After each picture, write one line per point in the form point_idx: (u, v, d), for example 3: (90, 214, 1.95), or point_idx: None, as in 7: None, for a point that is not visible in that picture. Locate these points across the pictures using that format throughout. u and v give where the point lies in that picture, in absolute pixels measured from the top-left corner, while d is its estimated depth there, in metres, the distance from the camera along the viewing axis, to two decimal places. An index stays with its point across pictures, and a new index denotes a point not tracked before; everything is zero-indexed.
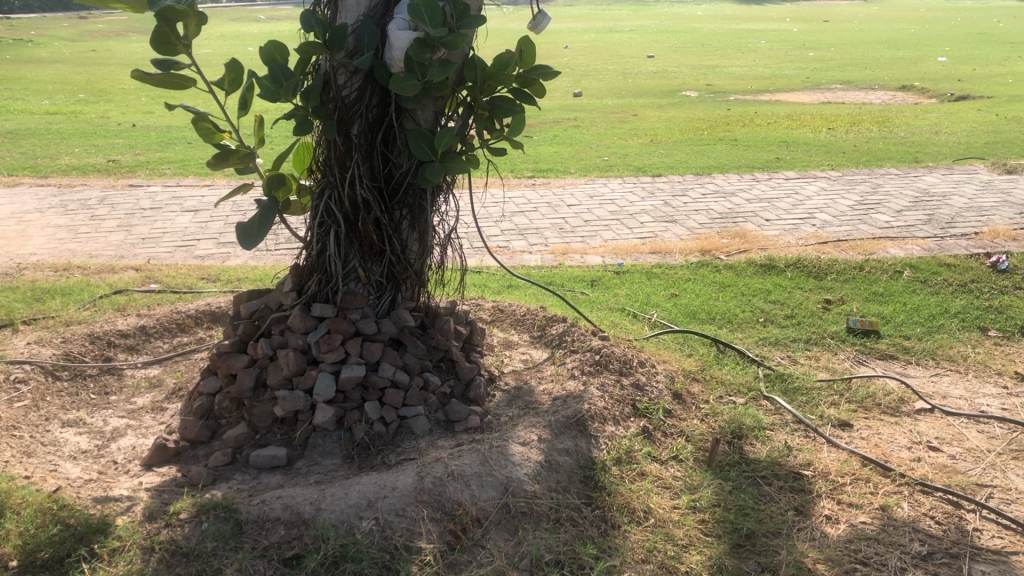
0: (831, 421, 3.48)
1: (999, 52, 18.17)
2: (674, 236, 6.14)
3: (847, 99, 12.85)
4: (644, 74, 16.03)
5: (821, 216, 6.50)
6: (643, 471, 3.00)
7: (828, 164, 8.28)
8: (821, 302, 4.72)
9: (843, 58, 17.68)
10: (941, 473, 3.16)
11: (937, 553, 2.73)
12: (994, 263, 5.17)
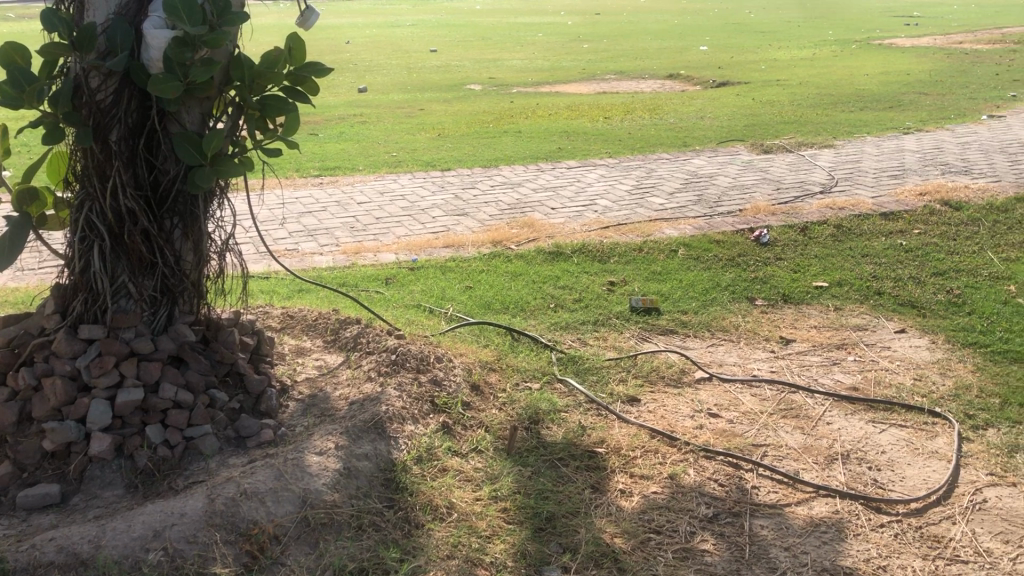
0: (620, 398, 3.63)
1: (752, 40, 19.68)
2: (465, 228, 6.20)
3: (620, 88, 13.47)
4: (428, 68, 16.08)
5: (602, 202, 6.76)
6: (444, 467, 2.99)
7: (607, 152, 8.63)
8: (606, 285, 4.91)
9: (615, 49, 18.52)
10: (722, 438, 3.37)
11: (722, 514, 2.90)
12: (757, 237, 5.58)
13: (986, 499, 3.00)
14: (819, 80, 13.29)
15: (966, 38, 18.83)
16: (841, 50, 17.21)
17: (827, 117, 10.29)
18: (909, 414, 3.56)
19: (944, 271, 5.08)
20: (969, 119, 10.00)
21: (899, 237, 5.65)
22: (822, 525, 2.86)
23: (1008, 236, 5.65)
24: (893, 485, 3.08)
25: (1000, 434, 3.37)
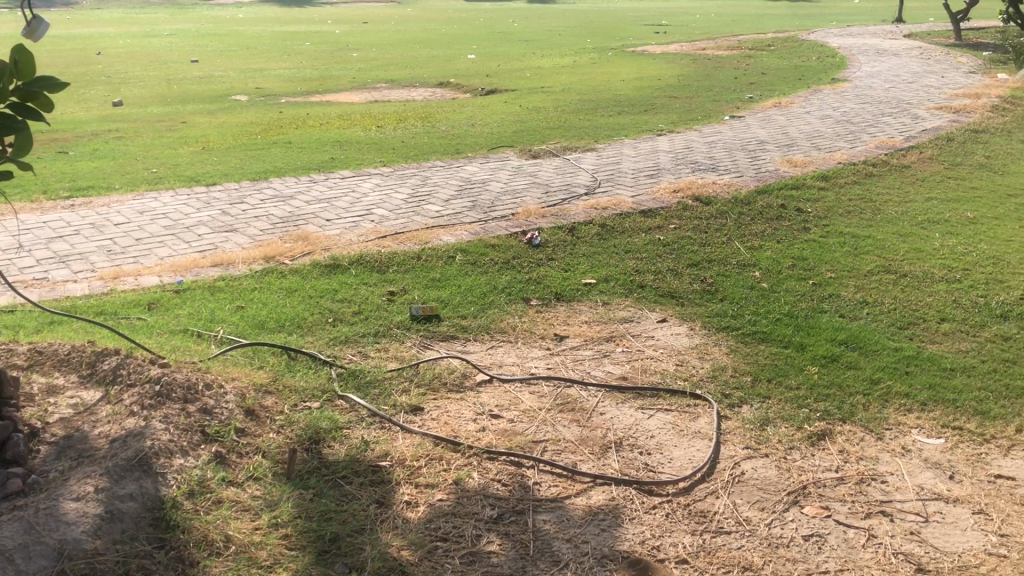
0: (403, 408, 3.61)
1: (517, 48, 20.30)
2: (235, 245, 5.95)
3: (391, 97, 13.47)
4: (190, 79, 15.34)
5: (378, 212, 6.72)
6: (219, 498, 2.85)
7: (380, 161, 8.59)
8: (384, 295, 4.88)
9: (385, 58, 18.51)
10: (504, 438, 3.43)
11: (506, 513, 2.96)
12: (529, 239, 5.76)
13: (743, 470, 3.24)
14: (581, 86, 13.92)
15: (708, 45, 20.38)
16: (599, 57, 18.11)
17: (589, 121, 10.79)
18: (674, 399, 3.78)
19: (699, 262, 5.46)
20: (714, 119, 10.81)
21: (658, 232, 6.01)
22: (600, 513, 2.98)
23: (752, 226, 6.16)
24: (663, 467, 3.27)
25: (753, 409, 3.66)
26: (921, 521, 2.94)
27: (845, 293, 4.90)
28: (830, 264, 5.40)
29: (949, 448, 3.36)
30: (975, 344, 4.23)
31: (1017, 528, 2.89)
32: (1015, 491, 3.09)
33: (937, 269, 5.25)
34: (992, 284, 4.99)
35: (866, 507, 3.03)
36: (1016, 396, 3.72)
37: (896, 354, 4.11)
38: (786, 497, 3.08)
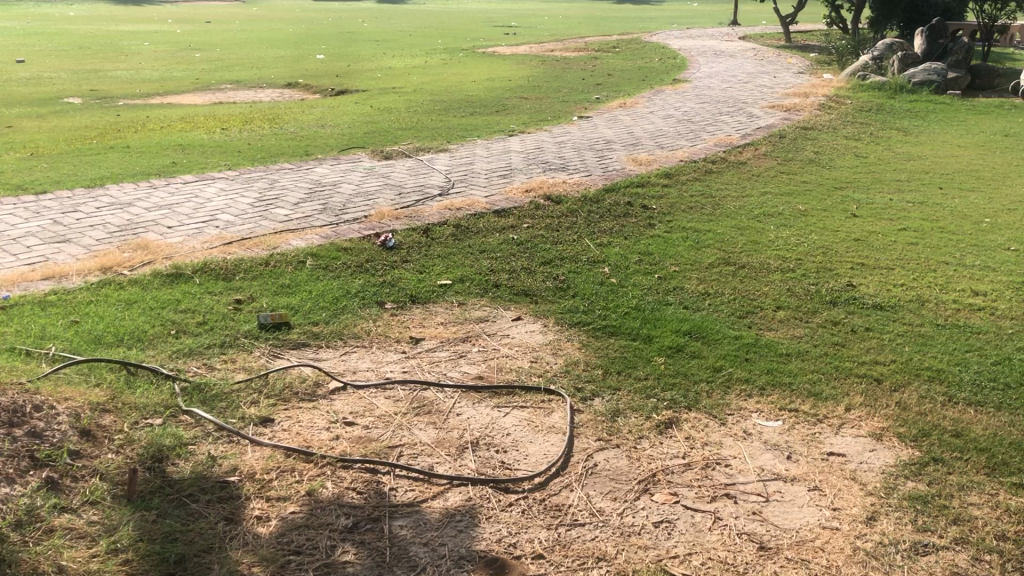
0: (252, 421, 3.50)
1: (367, 48, 20.08)
2: (68, 256, 5.61)
3: (237, 99, 13.05)
4: (14, 81, 14.37)
5: (224, 217, 6.49)
6: (51, 527, 2.68)
7: (225, 165, 8.30)
8: (231, 303, 4.71)
9: (229, 58, 17.91)
10: (358, 445, 3.38)
11: (361, 521, 2.91)
12: (383, 242, 5.70)
13: (596, 462, 3.31)
14: (432, 87, 13.90)
15: (557, 46, 20.76)
16: (450, 58, 18.15)
17: (441, 121, 10.79)
18: (528, 396, 3.82)
19: (551, 259, 5.54)
20: (563, 119, 11.02)
21: (511, 232, 6.07)
22: (456, 514, 2.98)
23: (602, 224, 6.31)
24: (519, 464, 3.29)
25: (604, 402, 3.74)
26: (762, 501, 3.08)
27: (689, 286, 5.09)
28: (674, 258, 5.59)
29: (787, 429, 3.54)
30: (808, 329, 4.48)
31: (848, 500, 3.07)
32: (846, 466, 3.28)
33: (773, 260, 5.53)
34: (822, 272, 5.30)
35: (711, 490, 3.15)
36: (845, 376, 3.95)
37: (737, 343, 4.30)
38: (637, 486, 3.16)
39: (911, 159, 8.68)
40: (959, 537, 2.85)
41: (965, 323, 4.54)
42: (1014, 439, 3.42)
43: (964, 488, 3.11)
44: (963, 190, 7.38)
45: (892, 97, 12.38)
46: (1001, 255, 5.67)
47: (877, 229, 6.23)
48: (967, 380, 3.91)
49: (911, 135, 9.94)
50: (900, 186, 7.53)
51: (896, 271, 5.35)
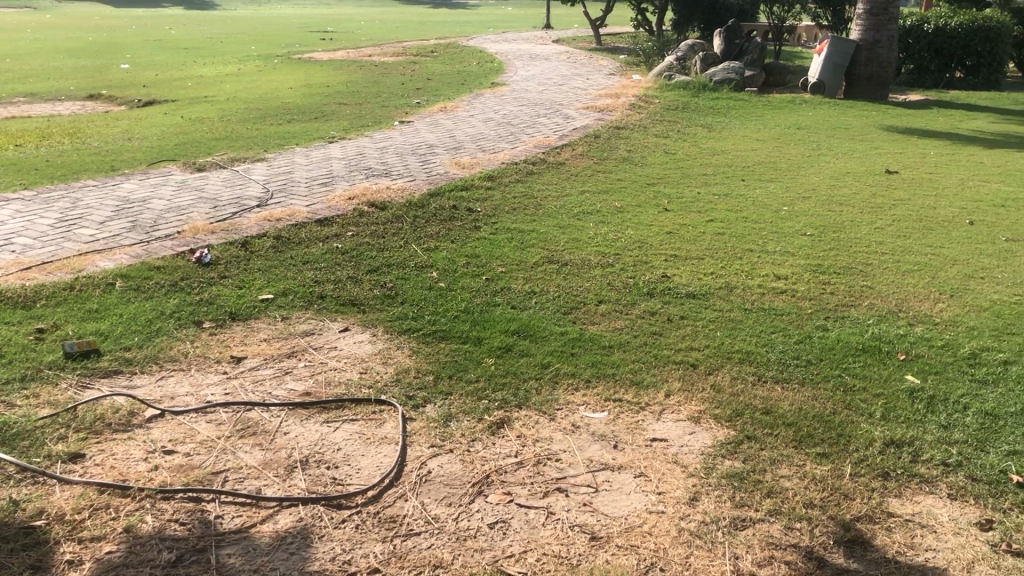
0: (60, 458, 3.26)
1: (174, 56, 19.20)
2: None
3: (32, 112, 12.16)
4: None
5: (20, 240, 6.02)
6: None
7: (21, 184, 7.71)
8: (33, 333, 4.38)
9: (22, 69, 16.68)
10: (179, 473, 3.22)
11: (186, 554, 2.78)
12: (198, 258, 5.46)
13: (429, 469, 3.30)
14: (247, 95, 13.46)
15: (374, 51, 20.58)
16: (265, 65, 17.64)
17: (258, 130, 10.46)
18: (358, 408, 3.76)
19: (377, 267, 5.48)
20: (384, 125, 10.94)
21: (334, 241, 5.96)
22: (287, 536, 2.89)
23: (426, 229, 6.30)
24: (350, 478, 3.24)
25: (436, 408, 3.73)
26: (591, 492, 3.16)
27: (515, 286, 5.16)
28: (500, 259, 5.65)
29: (612, 420, 3.65)
30: (628, 321, 4.64)
31: (671, 483, 3.20)
32: (669, 450, 3.42)
33: (593, 256, 5.69)
34: (639, 266, 5.50)
35: (543, 486, 3.20)
36: (664, 364, 4.12)
37: (562, 339, 4.40)
38: (471, 489, 3.17)
39: (715, 153, 9.17)
40: (772, 508, 3.03)
41: (770, 306, 4.84)
42: (816, 411, 3.67)
43: (774, 462, 3.31)
44: (763, 182, 7.87)
45: (696, 95, 13.05)
46: (798, 240, 6.08)
47: (688, 222, 6.54)
48: (773, 359, 4.16)
49: (714, 131, 10.51)
50: (707, 180, 7.94)
51: (707, 260, 5.64)
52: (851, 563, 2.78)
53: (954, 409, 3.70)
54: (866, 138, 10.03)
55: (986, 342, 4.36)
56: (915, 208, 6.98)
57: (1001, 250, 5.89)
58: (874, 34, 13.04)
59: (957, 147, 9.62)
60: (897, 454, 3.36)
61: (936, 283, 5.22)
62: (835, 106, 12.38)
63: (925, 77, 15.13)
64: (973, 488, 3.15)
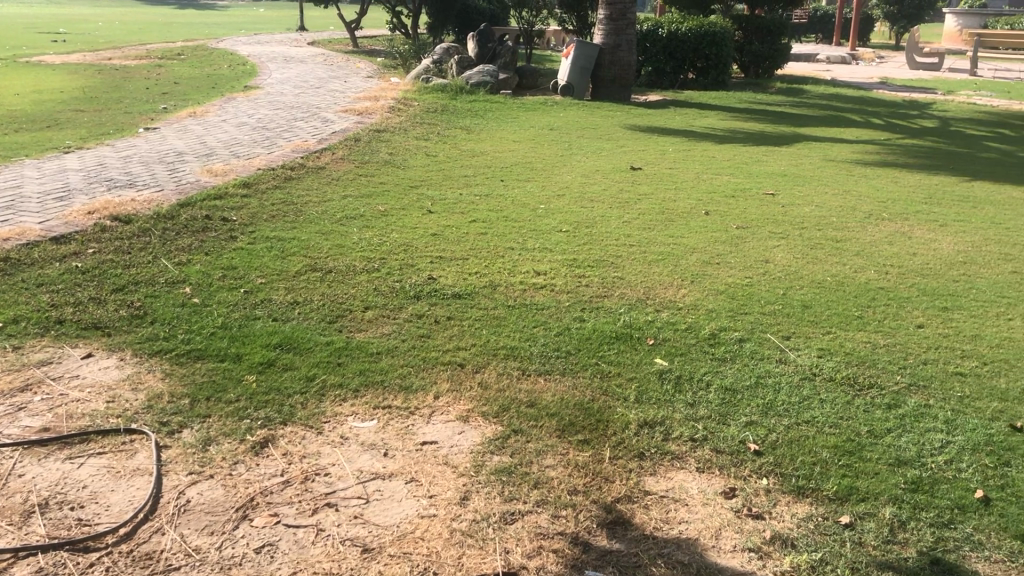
0: None
1: None
2: None
3: None
4: None
5: None
6: None
7: None
8: None
9: None
10: None
11: None
12: None
13: (189, 498, 3.10)
14: None
15: (113, 54, 19.20)
16: None
17: None
18: (106, 439, 3.48)
19: (123, 285, 5.10)
20: (127, 132, 10.23)
21: (74, 259, 5.48)
22: None
23: (178, 242, 5.95)
24: (99, 517, 2.98)
25: (194, 431, 3.53)
26: (362, 503, 3.11)
27: (277, 297, 4.98)
28: (259, 270, 5.44)
29: (381, 427, 3.61)
30: (394, 325, 4.61)
31: (442, 485, 3.20)
32: (439, 452, 3.42)
33: (357, 261, 5.61)
34: (404, 269, 5.49)
35: (312, 503, 3.11)
36: (431, 365, 4.14)
37: (327, 349, 4.30)
38: (234, 515, 3.02)
39: (474, 155, 9.34)
40: (540, 499, 3.11)
41: (531, 301, 4.99)
42: (577, 400, 3.82)
43: (540, 453, 3.41)
44: (520, 181, 8.11)
45: (454, 97, 13.24)
46: (555, 236, 6.32)
47: (451, 223, 6.62)
48: (536, 353, 4.29)
49: (472, 133, 10.70)
50: (467, 181, 8.07)
51: (470, 261, 5.72)
52: (614, 543, 2.91)
53: (699, 387, 3.98)
54: (612, 137, 10.61)
55: (724, 322, 4.73)
56: (659, 201, 7.47)
57: (733, 237, 6.42)
58: (615, 38, 13.86)
59: (692, 143, 10.39)
60: (651, 434, 3.56)
61: (679, 271, 5.61)
62: (583, 107, 13.00)
63: (663, 79, 16.24)
64: (718, 459, 3.40)
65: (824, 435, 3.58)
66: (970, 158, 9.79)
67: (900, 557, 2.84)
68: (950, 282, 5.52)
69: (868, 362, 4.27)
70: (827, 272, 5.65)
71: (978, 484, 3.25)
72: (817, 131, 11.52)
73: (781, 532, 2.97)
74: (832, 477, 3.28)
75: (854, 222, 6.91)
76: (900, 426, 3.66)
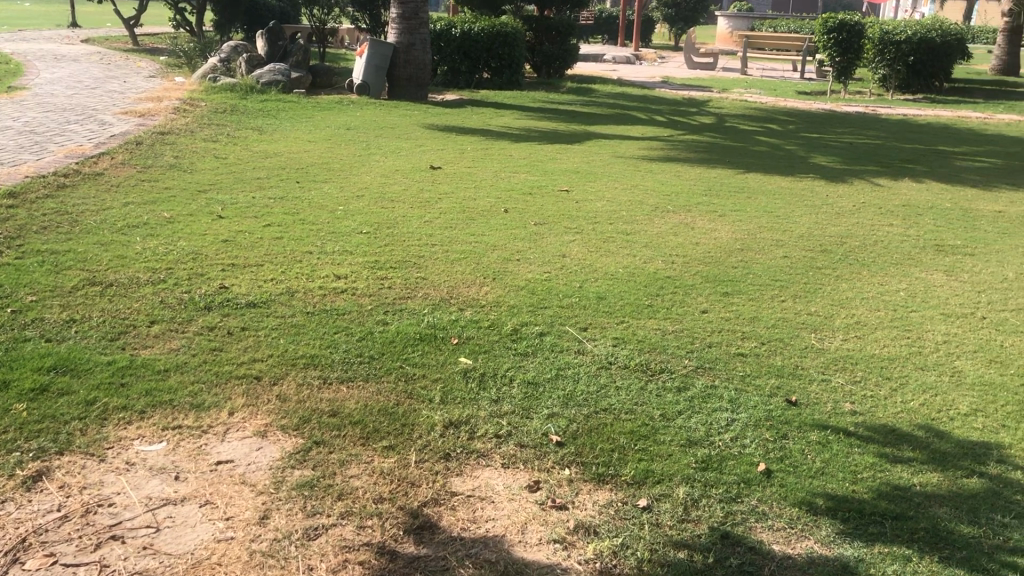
0: None
1: None
2: None
3: None
4: None
5: None
6: None
7: None
8: None
9: None
10: None
11: None
12: None
13: None
14: None
15: None
16: None
17: None
18: None
19: None
20: None
21: None
22: None
23: None
24: None
25: None
26: (151, 533, 2.90)
27: (50, 315, 4.58)
28: (28, 286, 4.98)
29: (171, 449, 3.40)
30: (185, 339, 4.35)
31: (239, 506, 3.05)
32: (235, 471, 3.26)
33: (141, 273, 5.26)
34: (194, 279, 5.20)
35: (94, 538, 2.87)
36: (225, 380, 3.94)
37: (109, 368, 3.99)
38: (3, 560, 2.74)
39: (268, 157, 9.01)
40: (344, 511, 3.03)
41: (331, 306, 4.86)
42: (381, 406, 3.75)
43: (343, 463, 3.32)
44: (317, 183, 7.90)
45: (244, 97, 12.73)
46: (355, 239, 6.20)
47: (244, 228, 6.34)
48: (337, 359, 4.18)
49: (264, 133, 10.32)
50: (261, 184, 7.77)
51: (265, 267, 5.50)
52: (422, 549, 2.87)
53: (502, 383, 4.02)
54: (410, 137, 10.56)
55: (524, 317, 4.80)
56: (458, 200, 7.50)
57: (531, 233, 6.54)
58: (409, 37, 13.83)
59: (489, 142, 10.52)
60: (456, 434, 3.55)
61: (480, 269, 5.64)
62: (380, 106, 12.87)
63: (458, 78, 16.36)
64: (522, 454, 3.44)
65: (621, 422, 3.70)
66: (744, 152, 10.51)
67: (694, 534, 2.98)
68: (730, 268, 5.88)
69: (660, 348, 4.47)
70: (620, 264, 5.87)
71: (760, 458, 3.47)
72: (606, 129, 11.98)
73: (583, 521, 3.04)
74: (629, 463, 3.40)
75: (643, 215, 7.23)
76: (690, 408, 3.85)
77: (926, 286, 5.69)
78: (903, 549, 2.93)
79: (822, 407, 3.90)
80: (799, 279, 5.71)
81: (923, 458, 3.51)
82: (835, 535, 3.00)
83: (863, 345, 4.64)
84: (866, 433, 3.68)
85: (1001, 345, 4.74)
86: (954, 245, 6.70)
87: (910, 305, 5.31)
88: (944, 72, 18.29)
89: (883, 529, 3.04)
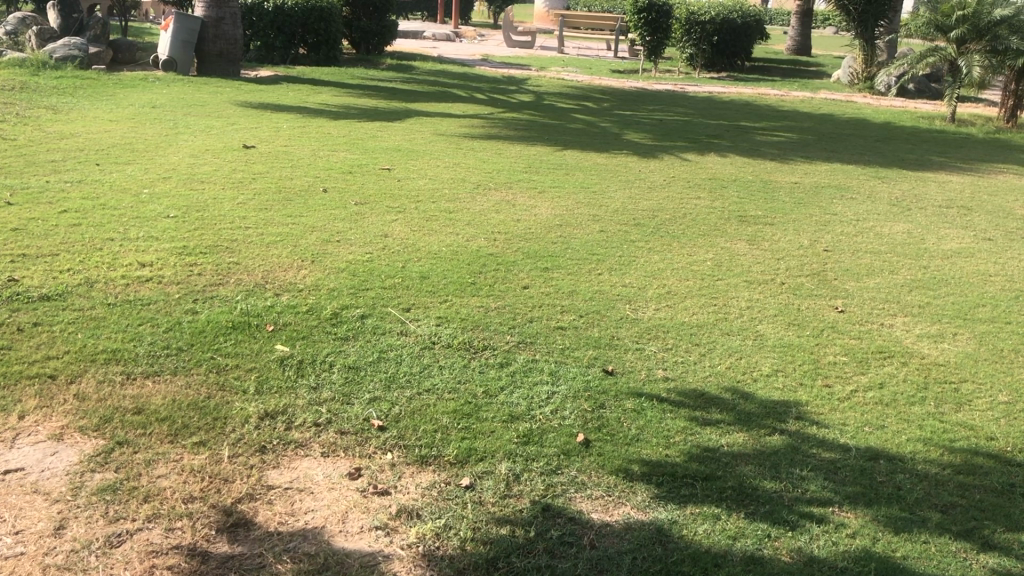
0: None
1: None
2: None
3: None
4: None
5: None
6: None
7: None
8: None
9: None
10: None
11: None
12: None
13: None
14: None
15: None
16: None
17: None
18: None
19: None
20: None
21: None
22: None
23: None
24: None
25: None
26: None
27: None
28: None
29: None
30: None
31: (31, 517, 2.81)
32: (25, 480, 3.00)
33: None
34: None
35: None
36: (14, 381, 3.62)
37: None
38: None
39: (63, 138, 8.34)
40: (151, 514, 2.86)
41: (135, 296, 4.57)
42: (191, 400, 3.56)
43: (150, 464, 3.12)
44: (119, 165, 7.40)
45: (35, 74, 11.76)
46: (161, 224, 5.84)
47: (36, 215, 5.84)
48: (142, 354, 3.93)
49: (59, 112, 9.56)
50: (56, 167, 7.20)
51: (61, 257, 5.10)
52: (235, 547, 2.75)
53: (321, 369, 3.91)
54: (221, 115, 10.07)
55: (344, 301, 4.68)
56: (273, 180, 7.22)
57: (351, 213, 6.40)
58: (217, 11, 13.12)
59: (305, 120, 10.19)
60: (272, 425, 3.42)
61: (298, 251, 5.46)
62: (187, 83, 12.21)
63: (272, 54, 15.76)
64: (342, 441, 3.36)
65: (444, 401, 3.68)
66: (561, 130, 10.69)
67: (515, 509, 3.01)
68: (549, 243, 5.97)
69: (481, 325, 4.48)
70: (443, 243, 5.83)
71: (579, 429, 3.54)
72: (426, 107, 11.87)
73: (406, 505, 3.00)
74: (451, 441, 3.39)
75: (464, 193, 7.21)
76: (511, 382, 3.88)
77: (730, 255, 5.99)
78: (713, 508, 3.07)
79: (637, 374, 4.04)
80: (614, 253, 5.86)
81: (729, 419, 3.69)
82: (650, 500, 3.11)
83: (674, 314, 4.82)
84: (678, 398, 3.83)
85: (798, 308, 5.06)
86: (755, 215, 7.09)
87: (716, 274, 5.56)
88: (745, 50, 19.60)
89: (694, 490, 3.17)
